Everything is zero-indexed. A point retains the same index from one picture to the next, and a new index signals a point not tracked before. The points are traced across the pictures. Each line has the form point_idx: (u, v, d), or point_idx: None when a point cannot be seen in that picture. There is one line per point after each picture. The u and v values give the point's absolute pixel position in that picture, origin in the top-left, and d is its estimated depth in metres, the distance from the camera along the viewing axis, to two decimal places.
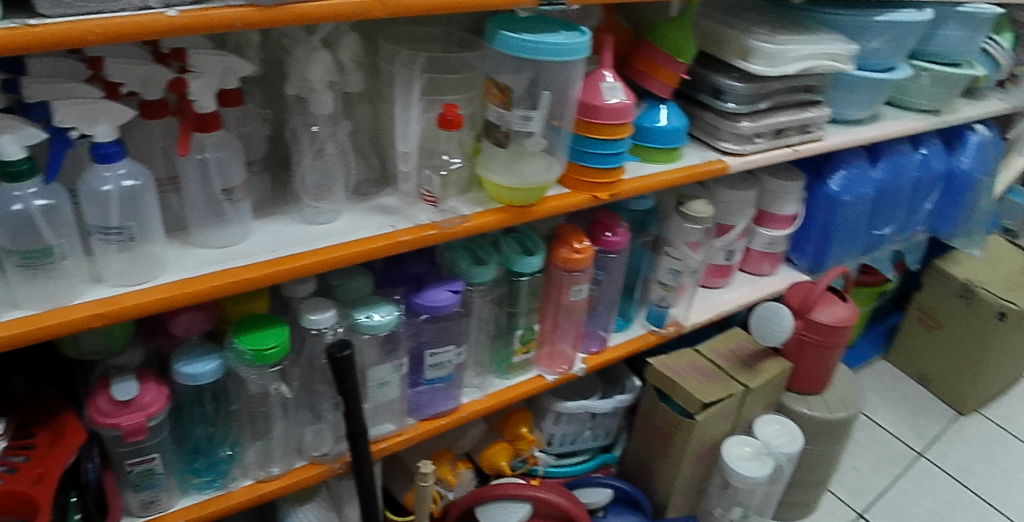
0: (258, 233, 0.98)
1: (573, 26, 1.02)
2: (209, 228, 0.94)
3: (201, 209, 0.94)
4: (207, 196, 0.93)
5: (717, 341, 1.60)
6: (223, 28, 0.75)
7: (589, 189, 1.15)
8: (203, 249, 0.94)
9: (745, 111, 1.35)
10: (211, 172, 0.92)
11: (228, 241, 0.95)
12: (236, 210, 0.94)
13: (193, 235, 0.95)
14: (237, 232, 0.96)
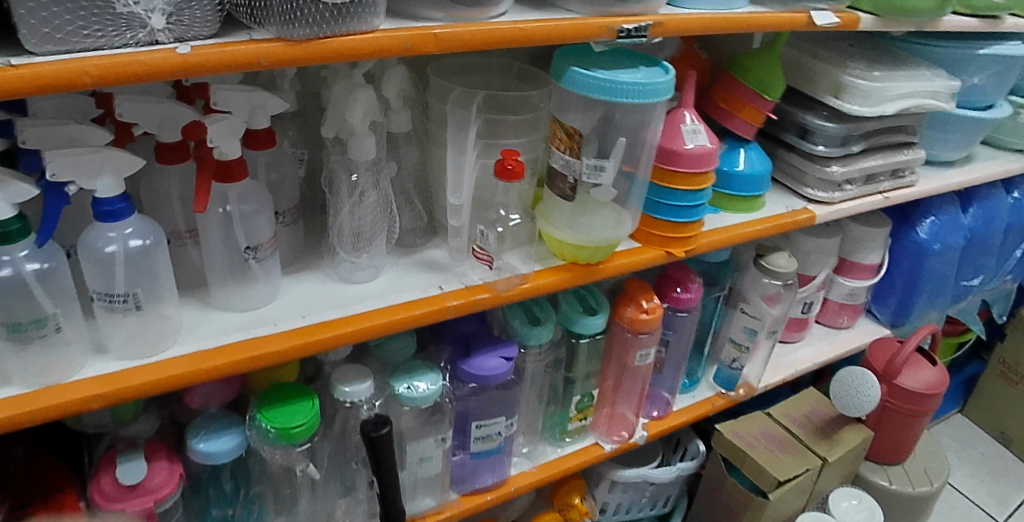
0: (287, 293, 0.85)
1: (652, 61, 0.89)
2: (230, 289, 0.82)
3: (222, 268, 0.81)
4: (229, 251, 0.81)
5: (790, 401, 1.35)
6: (244, 66, 0.66)
7: (663, 244, 1.01)
8: (224, 312, 0.82)
9: (836, 155, 1.18)
10: (232, 226, 0.79)
11: (254, 304, 0.82)
12: (263, 270, 0.82)
13: (213, 295, 0.83)
14: (263, 295, 0.83)
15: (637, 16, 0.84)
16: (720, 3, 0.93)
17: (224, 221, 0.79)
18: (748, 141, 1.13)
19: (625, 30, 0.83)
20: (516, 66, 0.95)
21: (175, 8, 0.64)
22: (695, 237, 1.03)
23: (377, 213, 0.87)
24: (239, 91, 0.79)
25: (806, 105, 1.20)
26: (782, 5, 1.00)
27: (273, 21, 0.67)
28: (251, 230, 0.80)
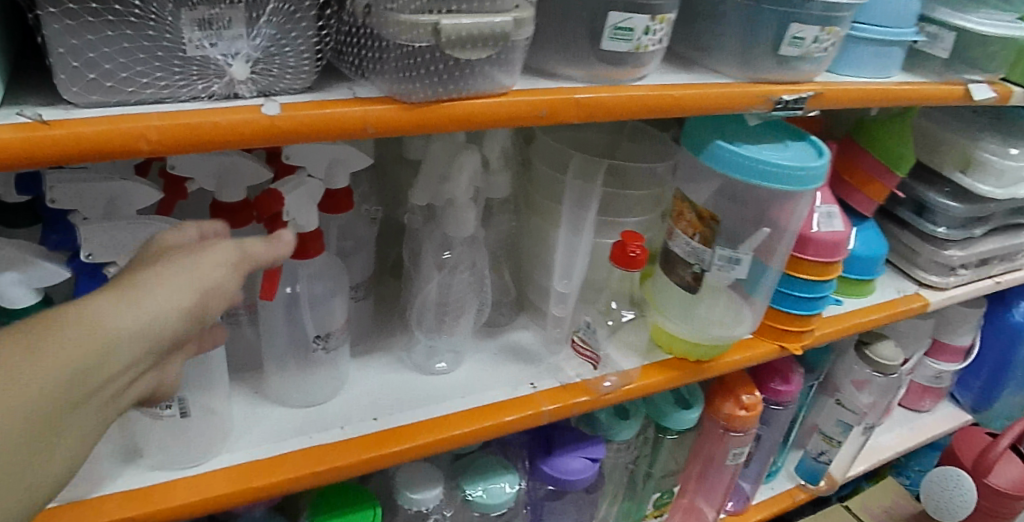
0: (354, 385, 0.71)
1: (798, 134, 0.76)
2: (291, 379, 0.69)
3: (284, 357, 0.68)
4: (293, 340, 0.68)
5: (869, 494, 1.24)
6: (348, 135, 0.51)
7: (777, 337, 0.87)
8: (281, 409, 0.68)
9: (956, 237, 1.05)
10: (300, 310, 0.66)
11: (318, 400, 0.69)
12: (332, 362, 0.69)
13: (270, 385, 0.69)
14: (329, 389, 0.69)
15: (795, 85, 0.71)
16: (874, 72, 0.80)
17: (292, 303, 0.66)
18: (864, 218, 1.00)
19: (782, 101, 0.69)
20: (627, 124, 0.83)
21: (264, 55, 0.49)
22: (811, 331, 0.90)
23: (465, 295, 0.73)
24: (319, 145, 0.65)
25: (926, 178, 1.07)
26: (933, 75, 0.86)
27: (385, 77, 0.52)
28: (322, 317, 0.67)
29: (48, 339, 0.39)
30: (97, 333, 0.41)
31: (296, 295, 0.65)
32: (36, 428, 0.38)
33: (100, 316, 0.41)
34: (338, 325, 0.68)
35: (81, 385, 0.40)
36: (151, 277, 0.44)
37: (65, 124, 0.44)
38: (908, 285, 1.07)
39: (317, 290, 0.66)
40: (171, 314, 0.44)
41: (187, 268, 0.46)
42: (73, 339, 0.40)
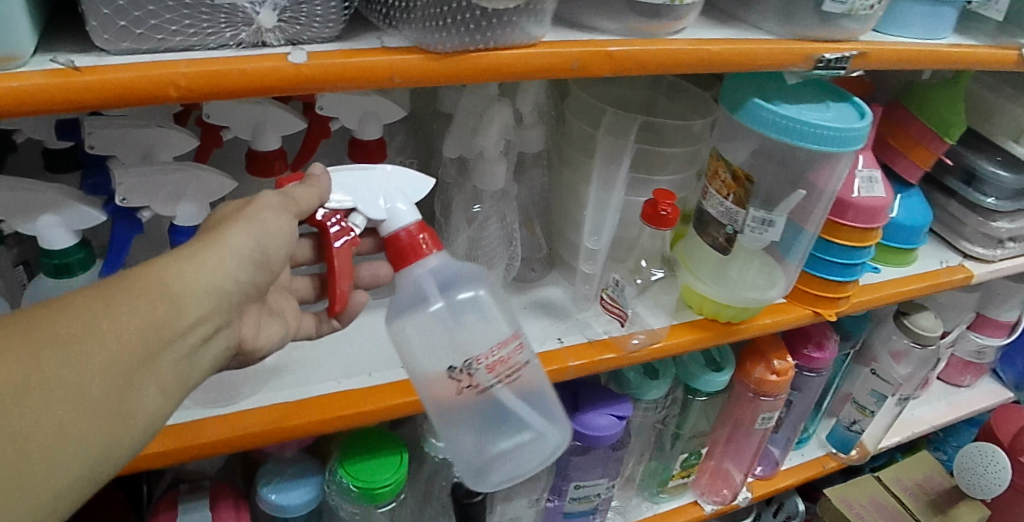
0: (543, 409, 0.61)
1: (843, 94, 0.72)
2: (477, 437, 0.59)
3: (441, 418, 0.59)
4: (428, 393, 0.58)
5: (903, 468, 1.23)
6: (375, 84, 0.51)
7: (811, 303, 0.86)
8: (497, 475, 0.60)
9: (1006, 209, 1.01)
10: (440, 325, 0.57)
11: (532, 450, 0.60)
12: (512, 394, 0.58)
13: (469, 452, 0.60)
14: (521, 425, 0.59)
15: (840, 42, 0.67)
16: (928, 31, 0.76)
17: (412, 307, 0.57)
18: (910, 184, 0.97)
19: (825, 59, 0.66)
20: (666, 80, 0.81)
21: (291, 2, 0.49)
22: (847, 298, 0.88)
23: (495, 250, 0.74)
24: (351, 95, 0.66)
25: (978, 146, 1.03)
26: (990, 36, 0.82)
27: (413, 26, 0.52)
28: (470, 330, 0.57)
29: (121, 292, 0.41)
30: (165, 292, 0.43)
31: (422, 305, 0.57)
32: (118, 379, 0.39)
33: (170, 275, 0.43)
34: (515, 359, 0.58)
35: (163, 338, 0.42)
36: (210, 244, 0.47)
37: (92, 70, 0.45)
38: (953, 257, 1.04)
39: (445, 276, 0.57)
40: (227, 278, 0.47)
41: (262, 225, 0.49)
42: (153, 296, 0.42)
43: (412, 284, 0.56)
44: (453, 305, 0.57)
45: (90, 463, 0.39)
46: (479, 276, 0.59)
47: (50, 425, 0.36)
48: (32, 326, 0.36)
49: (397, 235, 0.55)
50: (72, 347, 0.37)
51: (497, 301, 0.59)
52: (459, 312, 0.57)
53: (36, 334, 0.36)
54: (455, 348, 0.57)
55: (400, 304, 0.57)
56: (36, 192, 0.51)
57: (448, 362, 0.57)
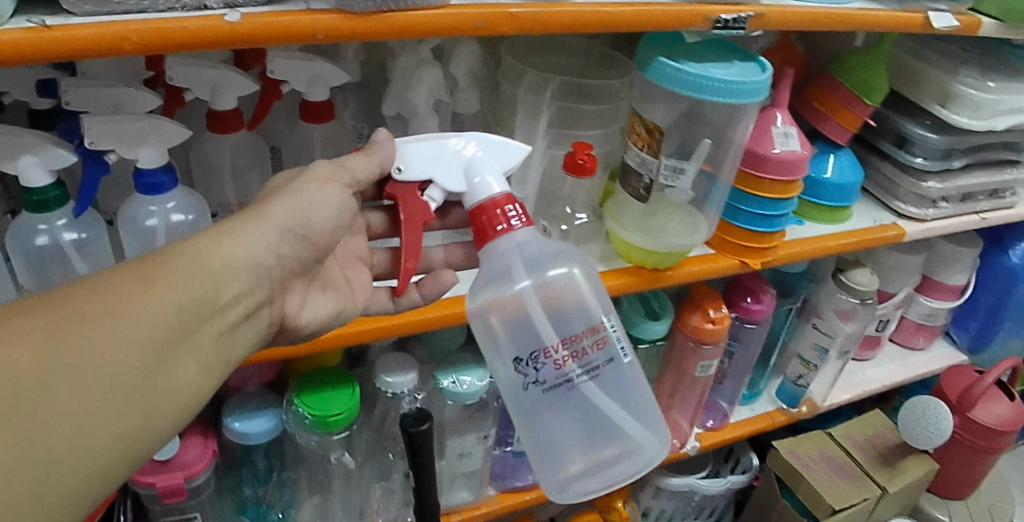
0: (627, 402, 0.70)
1: (749, 55, 0.80)
2: (562, 427, 0.69)
3: (523, 401, 0.68)
4: (508, 378, 0.67)
5: (854, 425, 1.29)
6: (301, 40, 0.59)
7: (738, 253, 0.92)
8: (581, 462, 0.70)
9: (935, 169, 1.07)
10: (528, 313, 0.65)
11: (614, 439, 0.70)
12: (600, 385, 0.67)
13: (557, 442, 0.70)
14: (605, 416, 0.69)
15: (737, 5, 0.75)
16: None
17: (499, 281, 0.64)
18: (840, 146, 1.03)
19: (722, 20, 0.73)
20: (596, 48, 0.87)
21: None
22: (773, 248, 0.94)
23: None
24: (298, 60, 0.73)
25: (909, 112, 1.09)
26: (898, 2, 0.89)
27: None
28: (560, 320, 0.66)
29: (146, 281, 0.51)
30: (184, 281, 0.53)
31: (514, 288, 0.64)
32: (148, 352, 0.50)
33: (187, 267, 0.54)
34: (596, 347, 0.66)
35: (185, 319, 0.53)
36: (218, 245, 0.58)
37: (54, 28, 0.53)
38: (887, 216, 1.10)
39: (529, 259, 0.63)
40: (234, 272, 0.58)
41: (289, 210, 0.62)
42: (188, 281, 0.54)
43: (498, 256, 0.62)
44: (542, 288, 0.64)
45: (154, 417, 0.50)
46: (567, 257, 0.66)
47: (122, 388, 0.48)
48: (73, 306, 0.47)
49: (483, 207, 0.61)
50: (112, 326, 0.48)
51: (585, 289, 0.67)
52: (546, 293, 0.65)
53: (103, 315, 0.48)
54: (544, 335, 0.65)
55: (487, 294, 0.65)
56: (14, 136, 0.59)
57: (539, 346, 0.65)
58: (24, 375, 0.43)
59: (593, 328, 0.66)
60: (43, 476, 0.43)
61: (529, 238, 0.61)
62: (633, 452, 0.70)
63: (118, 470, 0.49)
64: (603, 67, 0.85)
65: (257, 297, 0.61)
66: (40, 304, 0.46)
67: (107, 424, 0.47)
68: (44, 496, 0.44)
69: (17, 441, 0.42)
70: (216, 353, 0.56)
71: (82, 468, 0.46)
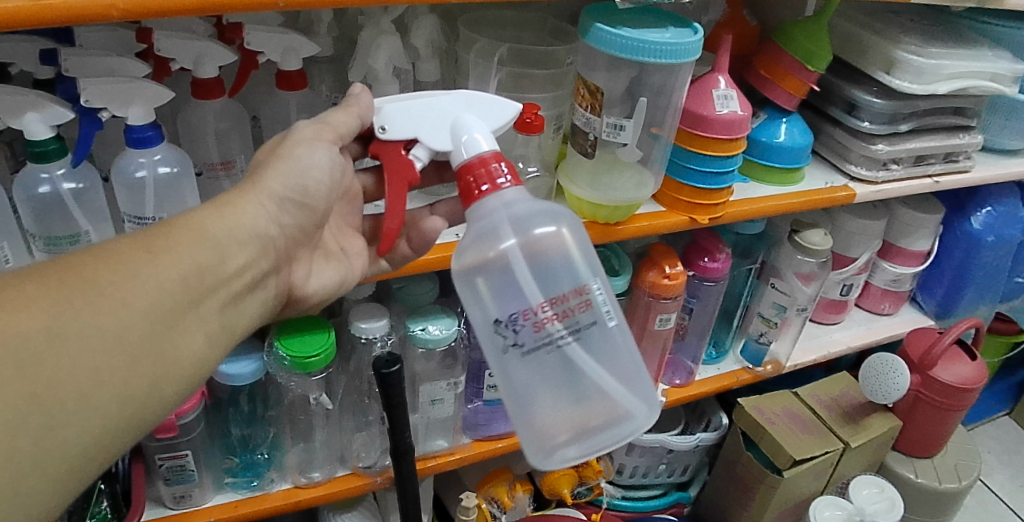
0: (615, 363, 0.67)
1: (685, 22, 0.87)
2: (546, 393, 0.65)
3: (506, 365, 0.64)
4: (490, 344, 0.64)
5: (820, 386, 1.34)
6: (264, 7, 0.68)
7: (688, 210, 0.99)
8: (565, 428, 0.66)
9: (882, 132, 1.13)
10: (514, 271, 0.63)
11: (605, 407, 0.66)
12: (586, 346, 0.65)
13: (541, 412, 0.66)
14: (592, 380, 0.66)
15: None
16: None
17: (486, 239, 0.62)
18: (790, 112, 1.09)
19: None
20: (550, 22, 0.95)
21: None
22: (722, 204, 1.00)
23: None
24: (273, 33, 0.81)
25: (857, 79, 1.16)
26: None
27: None
28: (547, 279, 0.63)
29: (150, 252, 0.54)
30: (187, 252, 0.56)
31: (501, 246, 0.62)
32: (153, 318, 0.52)
33: (190, 237, 0.57)
34: (581, 307, 0.64)
35: (191, 288, 0.55)
36: (222, 219, 0.60)
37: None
38: (840, 179, 1.17)
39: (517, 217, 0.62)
40: (236, 245, 0.60)
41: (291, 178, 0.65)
42: (191, 250, 0.56)
43: (486, 217, 0.61)
44: (530, 246, 0.62)
45: (156, 384, 0.53)
46: (555, 215, 0.64)
47: (126, 354, 0.50)
48: (78, 274, 0.50)
49: (469, 166, 0.60)
50: (116, 294, 0.51)
51: (574, 245, 0.64)
52: (531, 252, 0.62)
53: (111, 280, 0.51)
54: (529, 294, 0.63)
55: (473, 255, 0.63)
56: (19, 95, 0.67)
57: (523, 306, 0.63)
58: (31, 338, 0.46)
59: (582, 289, 0.64)
60: (51, 433, 0.46)
61: (518, 198, 0.61)
62: (623, 419, 0.67)
63: (126, 432, 0.52)
64: (557, 39, 0.93)
65: (259, 268, 0.63)
66: (47, 272, 0.49)
67: (111, 388, 0.50)
68: (48, 457, 0.47)
69: (25, 401, 0.45)
70: (222, 322, 0.59)
71: (88, 428, 0.49)
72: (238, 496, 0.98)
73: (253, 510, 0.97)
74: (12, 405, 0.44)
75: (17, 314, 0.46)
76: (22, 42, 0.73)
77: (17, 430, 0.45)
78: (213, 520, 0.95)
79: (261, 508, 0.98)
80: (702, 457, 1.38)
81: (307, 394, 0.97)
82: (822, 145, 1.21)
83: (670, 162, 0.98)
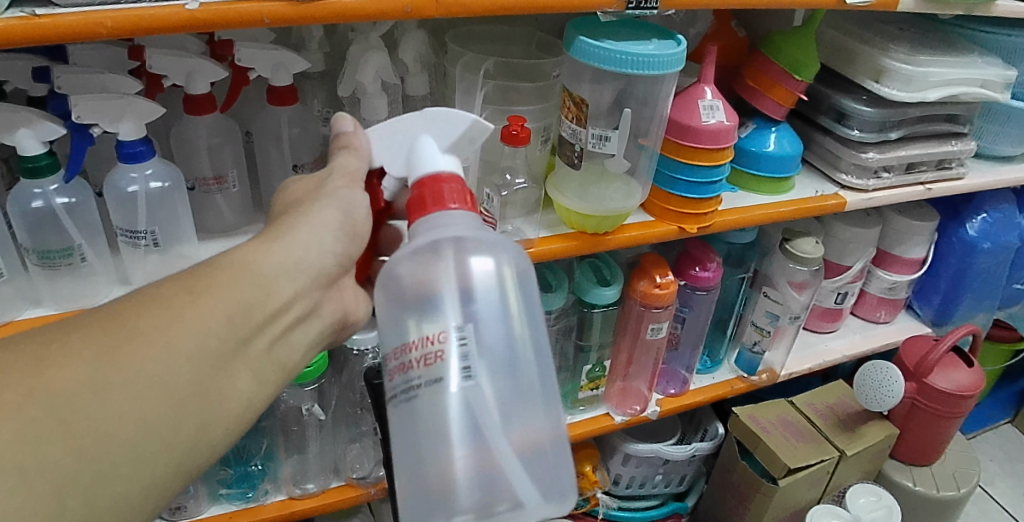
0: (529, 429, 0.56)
1: (670, 34, 0.88)
2: (446, 443, 0.55)
3: (407, 405, 0.56)
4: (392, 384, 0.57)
5: (817, 394, 1.34)
6: (250, 24, 0.69)
7: (677, 219, 0.99)
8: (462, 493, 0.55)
9: (872, 140, 1.14)
10: (439, 297, 0.56)
11: (504, 481, 0.55)
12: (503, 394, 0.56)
13: (443, 467, 0.55)
14: (497, 444, 0.55)
15: None
16: None
17: (418, 255, 0.56)
18: (779, 121, 1.10)
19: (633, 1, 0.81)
20: (538, 36, 0.97)
21: None
22: (711, 213, 1.01)
23: None
24: (264, 49, 0.82)
25: (846, 88, 1.17)
26: None
27: None
28: (466, 315, 0.55)
29: (196, 292, 0.54)
30: (236, 289, 0.55)
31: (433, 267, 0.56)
32: (200, 363, 0.52)
33: (241, 273, 0.56)
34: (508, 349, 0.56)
35: (238, 328, 0.55)
36: (276, 248, 0.58)
37: (39, 17, 0.63)
38: (831, 188, 1.17)
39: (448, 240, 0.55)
40: (292, 274, 0.58)
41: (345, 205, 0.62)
42: (241, 286, 0.55)
43: (426, 232, 0.55)
44: (466, 274, 0.56)
45: (203, 431, 0.53)
46: (498, 246, 0.57)
47: (167, 404, 0.51)
48: (124, 322, 0.51)
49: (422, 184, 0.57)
50: (158, 340, 0.51)
51: (512, 277, 0.58)
52: (458, 277, 0.56)
53: (151, 325, 0.51)
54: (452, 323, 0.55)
55: (404, 274, 0.57)
56: (12, 112, 0.69)
57: (439, 334, 0.55)
58: (73, 393, 0.47)
59: (513, 323, 0.57)
60: (99, 489, 0.48)
61: (463, 222, 0.55)
62: (522, 501, 0.56)
63: (180, 475, 0.53)
64: (542, 52, 0.94)
65: (311, 294, 0.60)
66: (94, 323, 0.51)
67: (157, 439, 0.50)
68: (101, 509, 0.48)
69: (71, 460, 0.46)
70: (274, 358, 0.58)
71: (137, 480, 0.50)
72: (231, 508, 0.99)
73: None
74: (59, 465, 0.46)
75: (61, 371, 0.47)
76: (16, 61, 0.75)
77: (67, 490, 0.46)
78: None
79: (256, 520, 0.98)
80: (699, 466, 1.38)
81: (300, 405, 0.98)
82: (813, 153, 1.22)
83: (659, 172, 0.99)
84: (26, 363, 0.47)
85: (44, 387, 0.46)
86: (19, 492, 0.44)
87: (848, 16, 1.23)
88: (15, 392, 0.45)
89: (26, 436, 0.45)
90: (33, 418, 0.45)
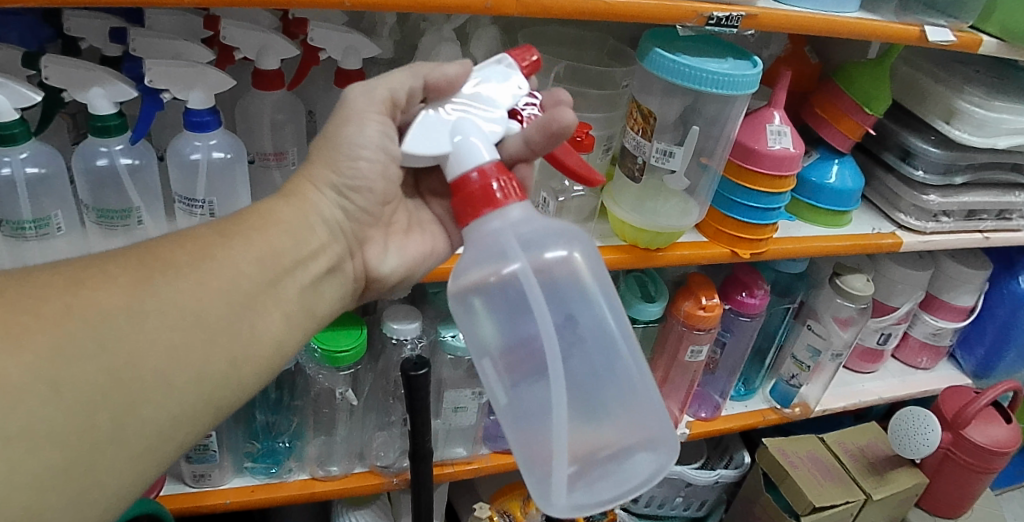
0: (614, 388, 0.61)
1: (744, 55, 0.86)
2: (555, 427, 0.57)
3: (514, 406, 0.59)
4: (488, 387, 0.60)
5: (847, 433, 1.31)
6: (331, 6, 0.68)
7: (730, 243, 0.97)
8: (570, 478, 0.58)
9: (935, 183, 1.11)
10: (528, 303, 0.58)
11: (609, 439, 0.60)
12: (583, 362, 0.60)
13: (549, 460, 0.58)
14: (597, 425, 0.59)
15: (732, 5, 0.80)
16: (828, 6, 0.88)
17: (489, 263, 0.57)
18: (843, 153, 1.07)
19: (714, 17, 0.79)
20: (609, 43, 0.96)
21: None
22: (768, 240, 0.98)
23: None
24: (336, 31, 0.81)
25: (914, 126, 1.14)
26: (895, 16, 0.94)
27: None
28: (558, 304, 0.59)
29: (226, 236, 0.58)
30: (265, 236, 0.60)
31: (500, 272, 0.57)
32: (232, 300, 0.56)
33: (266, 223, 0.61)
34: (587, 319, 0.60)
35: (268, 268, 0.59)
36: (296, 203, 0.63)
37: None
38: (887, 227, 1.15)
39: (528, 238, 0.57)
40: (313, 228, 0.63)
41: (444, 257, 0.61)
42: (269, 233, 0.60)
43: (492, 237, 0.56)
44: (541, 274, 0.58)
45: (227, 372, 0.55)
46: (569, 237, 0.60)
47: (197, 338, 0.53)
48: (157, 256, 0.54)
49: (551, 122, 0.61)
50: (189, 271, 0.55)
51: (584, 260, 0.60)
52: (542, 270, 0.58)
53: (176, 261, 0.55)
54: (540, 325, 0.58)
55: (472, 276, 0.58)
56: (87, 70, 0.70)
57: (523, 343, 0.58)
58: (110, 314, 0.49)
59: (583, 320, 0.60)
60: (127, 408, 0.49)
61: (525, 216, 0.56)
62: (629, 455, 0.60)
63: (209, 416, 0.55)
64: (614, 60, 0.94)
65: (341, 251, 0.65)
66: (128, 255, 0.54)
67: (185, 369, 0.52)
68: (119, 437, 0.49)
69: (105, 377, 0.48)
70: (308, 310, 0.62)
71: (165, 407, 0.51)
72: (254, 481, 0.99)
73: (270, 497, 0.98)
74: (88, 379, 0.47)
75: (97, 293, 0.50)
76: (94, 19, 0.75)
77: (97, 405, 0.47)
78: (229, 502, 0.96)
79: (277, 496, 0.98)
80: (720, 494, 1.36)
81: (333, 387, 0.98)
82: (873, 191, 1.19)
83: (717, 193, 0.97)
84: (62, 285, 0.49)
85: (79, 306, 0.49)
86: (48, 401, 0.45)
87: (925, 53, 1.20)
88: (54, 306, 0.48)
89: (60, 350, 0.47)
90: (69, 331, 0.47)
